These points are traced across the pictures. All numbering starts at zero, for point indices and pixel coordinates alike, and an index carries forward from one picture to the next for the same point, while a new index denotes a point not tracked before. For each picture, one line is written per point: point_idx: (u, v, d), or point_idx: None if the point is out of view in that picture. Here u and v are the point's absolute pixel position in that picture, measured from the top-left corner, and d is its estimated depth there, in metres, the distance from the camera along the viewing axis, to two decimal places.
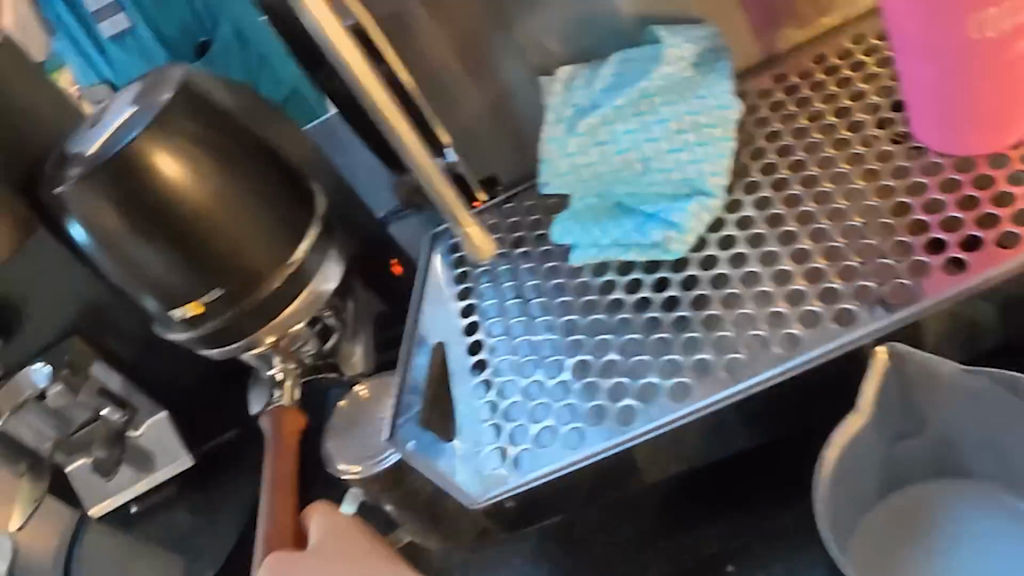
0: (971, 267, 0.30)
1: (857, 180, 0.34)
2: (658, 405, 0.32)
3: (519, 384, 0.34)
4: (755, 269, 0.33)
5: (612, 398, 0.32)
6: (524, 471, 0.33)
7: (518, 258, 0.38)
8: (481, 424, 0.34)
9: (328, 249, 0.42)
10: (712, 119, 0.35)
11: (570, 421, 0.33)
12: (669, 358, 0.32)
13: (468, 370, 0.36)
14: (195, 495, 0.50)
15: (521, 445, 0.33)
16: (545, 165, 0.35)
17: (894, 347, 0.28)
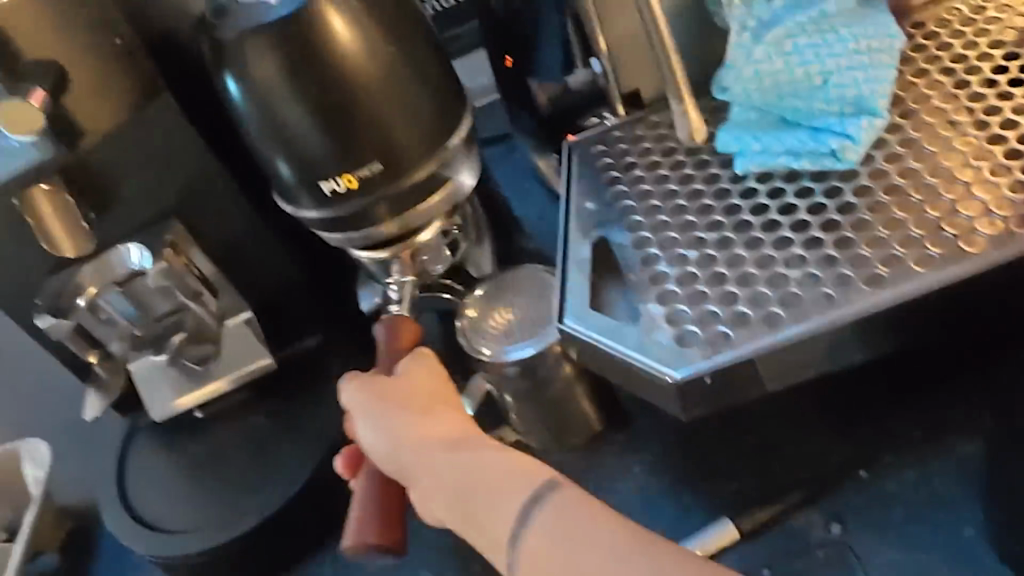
0: None
1: (1014, 112, 0.36)
2: (856, 291, 0.32)
3: (698, 275, 0.34)
4: (930, 181, 0.34)
5: (804, 285, 0.33)
6: (722, 350, 0.32)
7: (675, 164, 0.38)
8: (663, 310, 0.33)
9: (470, 151, 0.40)
10: (884, 45, 0.37)
11: (763, 305, 0.32)
12: (857, 253, 0.33)
13: (637, 263, 0.35)
14: (269, 403, 0.46)
15: (712, 327, 0.32)
16: (729, 71, 0.37)
17: None
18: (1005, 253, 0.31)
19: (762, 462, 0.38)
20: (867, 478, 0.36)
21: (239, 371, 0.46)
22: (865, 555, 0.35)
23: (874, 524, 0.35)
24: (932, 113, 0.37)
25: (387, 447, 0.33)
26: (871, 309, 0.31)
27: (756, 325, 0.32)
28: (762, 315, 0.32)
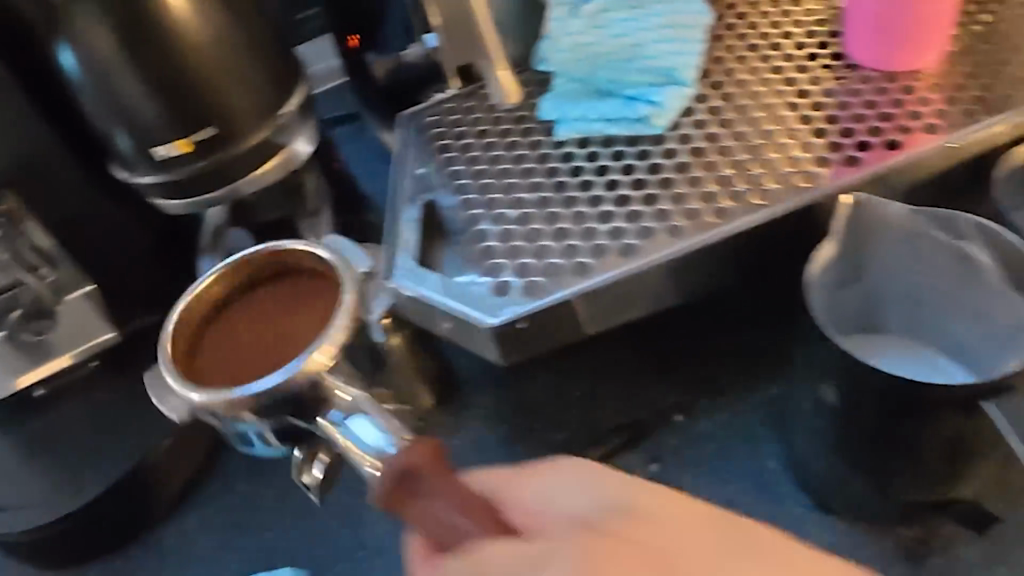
0: (904, 145, 0.36)
1: (807, 83, 0.39)
2: (656, 240, 0.35)
3: (515, 232, 0.36)
4: (730, 144, 0.37)
5: (612, 237, 0.35)
6: (534, 297, 0.34)
7: (503, 131, 0.40)
8: (482, 265, 0.36)
9: (308, 120, 0.42)
10: (691, 20, 0.39)
11: (571, 258, 0.35)
12: (661, 207, 0.36)
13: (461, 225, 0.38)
14: (113, 379, 0.43)
15: (526, 277, 0.35)
16: (547, 42, 0.39)
17: (860, 196, 0.34)
18: (786, 204, 0.35)
19: (588, 409, 0.40)
20: (683, 421, 0.39)
21: (84, 346, 0.43)
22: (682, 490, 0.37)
23: (688, 464, 0.38)
24: (738, 85, 0.40)
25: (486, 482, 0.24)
26: (671, 255, 0.34)
27: (565, 276, 0.34)
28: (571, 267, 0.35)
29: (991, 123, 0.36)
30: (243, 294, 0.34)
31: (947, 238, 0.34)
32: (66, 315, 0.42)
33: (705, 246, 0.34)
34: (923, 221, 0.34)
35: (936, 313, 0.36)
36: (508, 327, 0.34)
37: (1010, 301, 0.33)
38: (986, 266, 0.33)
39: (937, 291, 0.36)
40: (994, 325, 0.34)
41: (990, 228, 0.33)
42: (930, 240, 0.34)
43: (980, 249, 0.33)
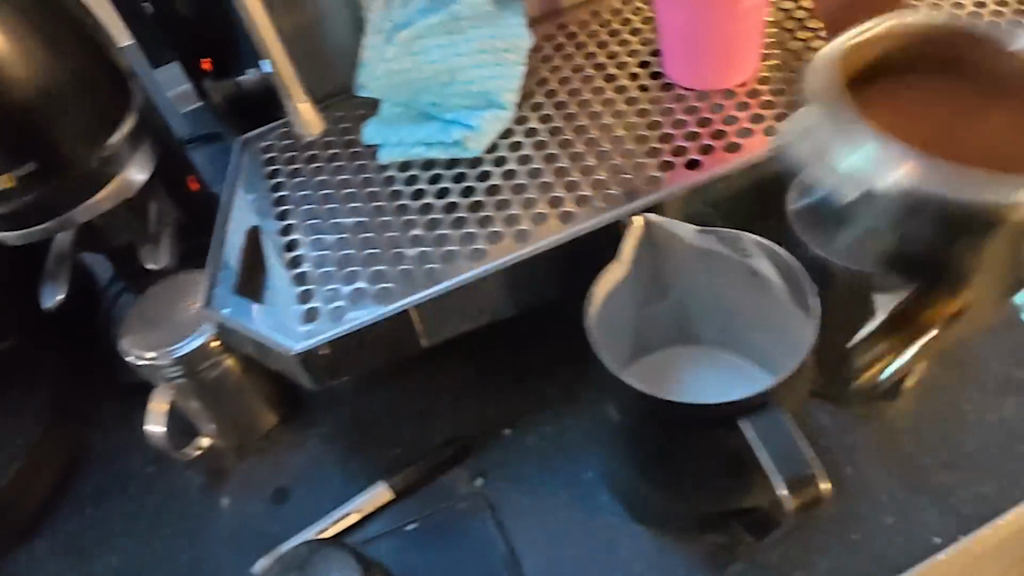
0: (705, 165, 0.38)
1: (621, 103, 0.41)
2: (457, 265, 0.36)
3: (327, 259, 0.38)
4: (540, 166, 0.39)
5: (417, 262, 0.37)
6: (337, 323, 0.36)
7: (330, 158, 0.42)
8: (295, 291, 0.37)
9: (139, 145, 0.43)
10: (509, 44, 0.40)
11: (375, 284, 0.37)
12: (466, 232, 0.37)
13: (280, 250, 0.39)
14: None
15: (331, 304, 0.36)
16: (364, 69, 0.40)
17: (648, 218, 0.34)
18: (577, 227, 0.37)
19: (422, 424, 0.42)
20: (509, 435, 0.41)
21: None
22: (501, 502, 0.39)
23: (511, 477, 0.39)
24: (555, 108, 0.41)
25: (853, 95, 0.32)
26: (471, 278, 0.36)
27: (367, 303, 0.36)
28: (374, 293, 0.36)
29: (787, 144, 0.38)
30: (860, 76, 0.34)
31: (734, 256, 0.34)
32: None
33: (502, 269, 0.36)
34: (714, 242, 0.34)
35: (738, 327, 0.38)
36: (314, 352, 0.35)
37: (792, 315, 0.34)
38: (776, 285, 0.34)
39: (734, 308, 0.37)
40: (784, 338, 0.35)
41: (773, 249, 0.33)
42: (720, 257, 0.35)
43: (768, 268, 0.33)
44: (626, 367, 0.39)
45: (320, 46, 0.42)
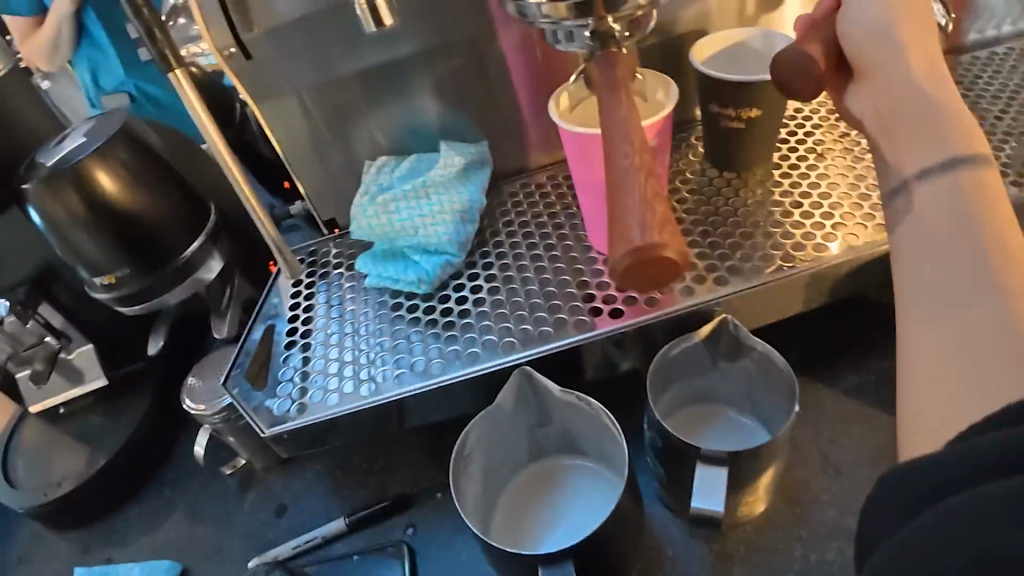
0: (592, 324, 0.50)
1: (544, 259, 0.55)
2: (392, 381, 0.51)
3: (311, 360, 0.54)
4: (469, 307, 0.54)
5: (366, 373, 0.52)
6: (300, 415, 0.51)
7: (336, 276, 0.59)
8: (280, 381, 0.53)
9: (211, 251, 0.60)
10: (465, 208, 0.54)
11: (335, 386, 0.52)
12: (404, 355, 0.52)
13: (282, 346, 0.55)
14: (106, 406, 0.64)
15: (302, 398, 0.52)
16: (353, 221, 0.55)
17: (523, 371, 0.45)
18: (482, 365, 0.50)
19: (384, 476, 0.57)
20: (441, 497, 0.55)
21: (87, 382, 0.65)
22: (420, 550, 0.52)
23: (433, 531, 0.53)
24: (497, 257, 0.56)
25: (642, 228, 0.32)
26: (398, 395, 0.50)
27: (325, 401, 0.51)
28: (332, 393, 0.51)
29: (655, 313, 0.50)
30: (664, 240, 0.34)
31: (586, 408, 0.46)
32: (78, 359, 0.66)
33: (421, 391, 0.50)
34: (571, 398, 0.46)
35: (605, 455, 0.49)
36: (275, 435, 0.50)
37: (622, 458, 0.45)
38: (618, 438, 0.44)
39: (598, 441, 0.48)
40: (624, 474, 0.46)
41: (611, 414, 0.45)
42: (579, 407, 0.46)
43: (608, 422, 0.45)
44: (522, 467, 0.51)
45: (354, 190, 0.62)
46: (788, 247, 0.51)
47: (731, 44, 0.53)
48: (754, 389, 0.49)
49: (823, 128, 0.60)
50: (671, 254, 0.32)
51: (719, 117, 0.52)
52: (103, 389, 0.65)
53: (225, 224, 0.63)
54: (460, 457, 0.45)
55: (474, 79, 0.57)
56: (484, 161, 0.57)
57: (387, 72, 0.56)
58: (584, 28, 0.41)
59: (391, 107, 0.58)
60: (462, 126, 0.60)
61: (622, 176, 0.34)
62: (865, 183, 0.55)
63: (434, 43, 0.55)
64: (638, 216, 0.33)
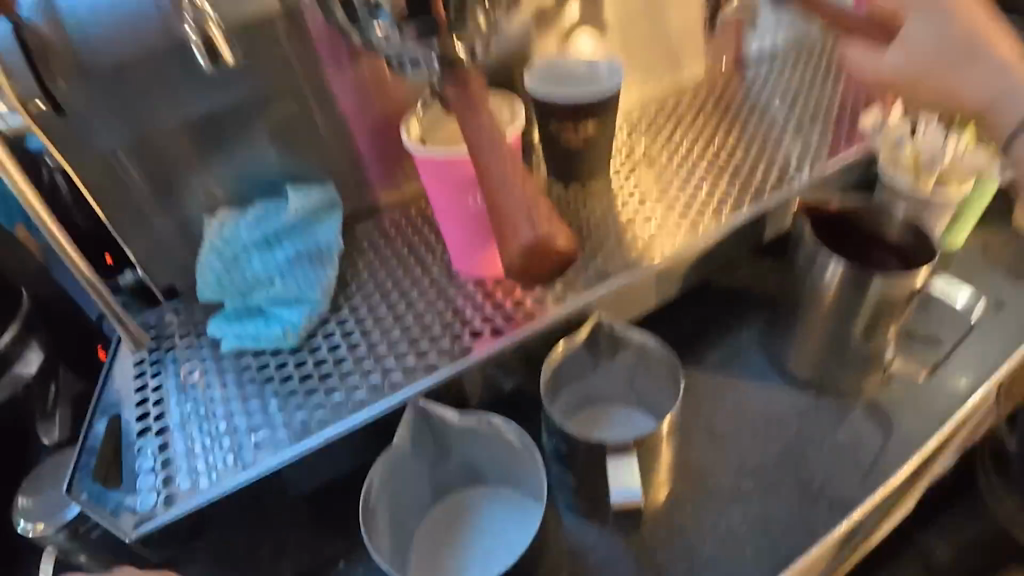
0: (477, 346, 0.50)
1: (413, 292, 0.54)
2: (273, 450, 0.46)
3: (174, 443, 0.48)
4: (345, 353, 0.50)
5: (242, 445, 0.47)
6: (169, 508, 0.44)
7: (184, 347, 0.53)
8: (138, 474, 0.46)
9: (30, 341, 0.53)
10: (322, 251, 0.52)
11: (206, 467, 0.46)
12: (281, 418, 0.48)
13: (135, 433, 0.48)
14: None
15: (167, 489, 0.45)
16: (200, 281, 0.50)
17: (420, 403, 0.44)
18: (371, 409, 0.47)
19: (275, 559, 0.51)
20: (343, 565, 0.51)
21: None
22: None
23: None
24: (363, 297, 0.54)
25: (527, 224, 0.32)
26: (283, 463, 0.45)
27: (199, 486, 0.45)
28: (205, 476, 0.46)
29: (538, 324, 0.50)
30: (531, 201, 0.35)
31: (488, 429, 0.45)
32: None
33: (310, 452, 0.46)
34: (474, 422, 0.44)
35: (512, 474, 0.48)
36: (144, 535, 0.44)
37: (536, 471, 0.44)
38: (531, 455, 0.44)
39: (504, 461, 0.47)
40: (537, 487, 0.45)
41: (517, 427, 0.44)
42: (482, 429, 0.45)
43: (515, 437, 0.45)
44: (430, 509, 0.49)
45: (193, 253, 0.58)
46: (641, 245, 0.56)
47: (559, 66, 0.57)
48: (635, 380, 0.52)
49: (643, 140, 0.66)
50: (566, 246, 0.32)
51: (559, 135, 0.56)
52: None
53: (40, 312, 0.55)
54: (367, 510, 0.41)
55: (311, 123, 0.56)
56: (334, 202, 0.54)
57: (220, 124, 0.53)
58: (431, 56, 0.41)
59: (225, 159, 0.55)
60: (303, 171, 0.58)
61: (501, 179, 0.34)
62: (691, 182, 0.61)
63: (268, 89, 0.53)
64: (523, 211, 0.32)
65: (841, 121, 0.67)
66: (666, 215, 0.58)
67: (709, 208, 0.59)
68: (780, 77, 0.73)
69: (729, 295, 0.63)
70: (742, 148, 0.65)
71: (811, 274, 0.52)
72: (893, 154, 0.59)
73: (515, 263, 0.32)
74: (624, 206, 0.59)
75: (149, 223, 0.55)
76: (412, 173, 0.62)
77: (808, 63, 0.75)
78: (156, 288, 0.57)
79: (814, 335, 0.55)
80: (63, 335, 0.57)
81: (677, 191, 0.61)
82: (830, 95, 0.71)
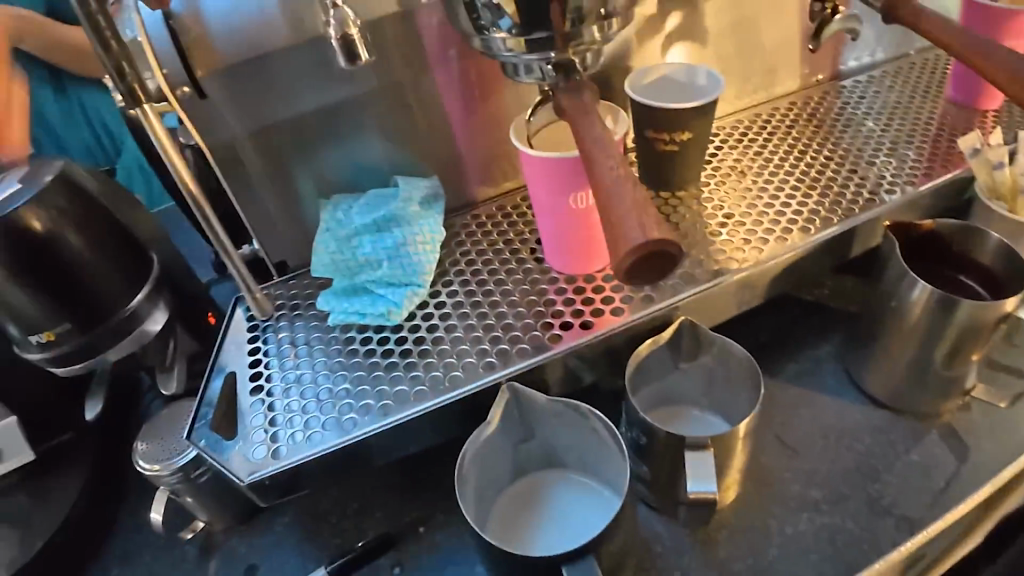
0: (564, 339, 0.53)
1: (506, 283, 0.57)
2: (372, 417, 0.50)
3: (282, 403, 0.52)
4: (441, 334, 0.54)
5: (344, 411, 0.51)
6: (278, 460, 0.49)
7: (293, 317, 0.58)
8: (251, 428, 0.51)
9: (158, 300, 0.58)
10: (427, 239, 0.56)
11: (311, 427, 0.51)
12: (381, 388, 0.52)
13: (248, 392, 0.53)
14: (34, 485, 0.59)
15: (276, 443, 0.50)
16: (314, 259, 0.55)
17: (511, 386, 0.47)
18: (464, 389, 0.50)
19: (359, 519, 0.56)
20: (423, 530, 0.54)
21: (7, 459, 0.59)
22: None
23: (419, 566, 0.52)
24: (459, 284, 0.57)
25: (636, 226, 0.33)
26: (381, 429, 0.49)
27: (304, 443, 0.50)
28: (310, 435, 0.50)
29: (624, 323, 0.53)
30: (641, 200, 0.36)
31: (571, 416, 0.47)
32: None
33: (405, 422, 0.49)
34: (560, 408, 0.47)
35: (590, 461, 0.50)
36: (255, 482, 0.49)
37: (615, 459, 0.47)
38: (610, 444, 0.46)
39: (584, 448, 0.50)
40: (614, 476, 0.48)
41: (605, 418, 0.46)
42: (566, 416, 0.48)
43: (600, 427, 0.47)
44: (507, 486, 0.52)
45: (303, 232, 0.62)
46: (727, 253, 0.57)
47: (658, 77, 0.59)
48: (712, 384, 0.54)
49: (735, 150, 0.68)
50: (672, 248, 0.33)
51: (654, 142, 0.58)
52: (29, 465, 0.59)
53: (166, 276, 0.61)
54: (458, 479, 0.45)
55: (418, 117, 0.60)
56: (437, 193, 0.58)
57: (338, 115, 0.58)
58: (544, 60, 0.45)
59: (340, 147, 0.60)
60: (407, 162, 0.62)
61: (613, 185, 0.36)
62: (782, 193, 0.63)
63: (380, 84, 0.57)
64: (630, 211, 0.34)
65: (938, 141, 0.67)
66: (754, 225, 0.60)
67: (798, 221, 0.60)
68: (874, 93, 0.73)
69: (819, 305, 0.65)
70: (835, 164, 0.65)
71: (897, 292, 0.53)
72: (990, 178, 0.59)
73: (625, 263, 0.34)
74: (712, 214, 0.61)
75: (265, 202, 0.60)
76: (508, 170, 0.65)
77: (906, 81, 0.75)
78: (268, 263, 0.62)
79: (900, 351, 0.55)
80: (184, 299, 0.63)
81: (766, 202, 0.62)
82: (927, 114, 0.70)
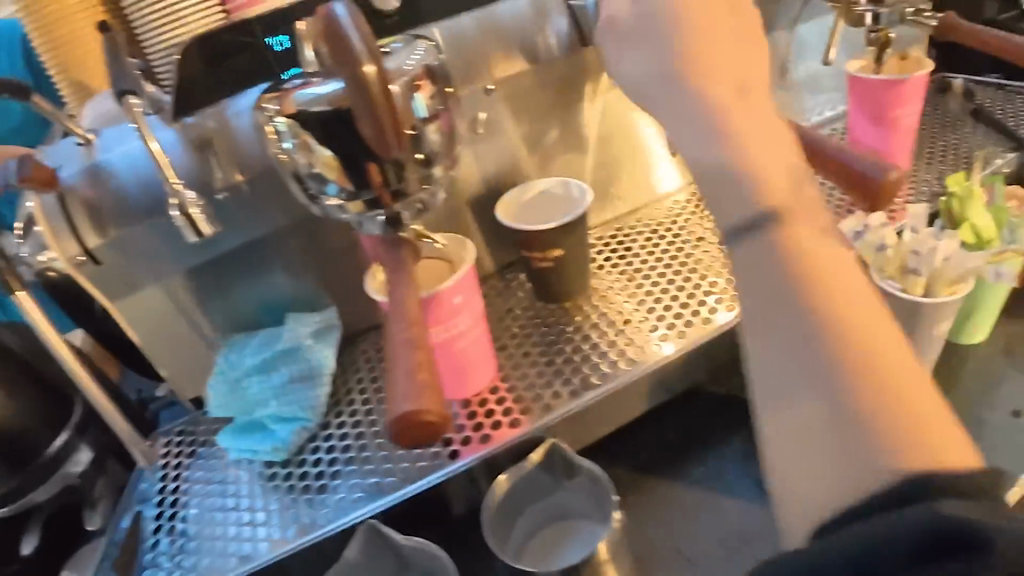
0: (435, 466, 0.54)
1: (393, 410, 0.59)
2: (253, 554, 0.52)
3: (178, 541, 0.55)
4: (325, 467, 0.56)
5: (230, 548, 0.53)
6: None
7: (201, 453, 0.61)
8: (146, 568, 0.54)
9: (79, 442, 0.62)
10: (313, 373, 0.58)
11: (199, 566, 0.53)
12: (266, 525, 0.54)
13: (150, 531, 0.56)
14: None
15: None
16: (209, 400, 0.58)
17: (370, 524, 0.48)
18: (337, 523, 0.52)
19: None
20: None
21: None
22: None
23: None
24: (350, 414, 0.60)
25: (408, 396, 0.36)
26: (259, 566, 0.51)
27: None
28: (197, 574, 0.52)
29: (494, 449, 0.54)
30: (425, 355, 0.38)
31: (428, 551, 0.49)
32: None
33: (281, 559, 0.51)
34: (417, 543, 0.49)
35: None
36: None
37: None
38: None
39: None
40: None
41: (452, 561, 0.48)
42: (427, 551, 0.49)
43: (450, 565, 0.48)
44: None
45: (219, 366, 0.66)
46: (605, 365, 0.58)
47: (535, 195, 0.61)
48: (598, 499, 0.53)
49: (632, 249, 0.69)
50: (434, 418, 0.35)
51: (529, 259, 0.60)
52: None
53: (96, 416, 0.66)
54: None
55: (312, 251, 0.64)
56: (327, 326, 0.61)
57: (237, 258, 0.62)
58: (376, 216, 0.47)
59: (242, 287, 0.64)
60: (310, 292, 0.66)
61: (397, 348, 0.38)
62: (669, 293, 0.63)
63: (268, 229, 0.61)
64: (405, 379, 0.36)
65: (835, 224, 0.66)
66: (637, 331, 0.60)
67: (681, 324, 0.60)
68: None
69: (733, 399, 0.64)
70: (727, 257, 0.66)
71: None
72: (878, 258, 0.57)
73: (395, 429, 0.35)
74: (597, 321, 0.62)
75: (179, 344, 0.64)
76: None
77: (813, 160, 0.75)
78: (187, 399, 0.66)
79: None
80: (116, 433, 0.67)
81: (652, 304, 0.63)
82: (835, 199, 0.70)
